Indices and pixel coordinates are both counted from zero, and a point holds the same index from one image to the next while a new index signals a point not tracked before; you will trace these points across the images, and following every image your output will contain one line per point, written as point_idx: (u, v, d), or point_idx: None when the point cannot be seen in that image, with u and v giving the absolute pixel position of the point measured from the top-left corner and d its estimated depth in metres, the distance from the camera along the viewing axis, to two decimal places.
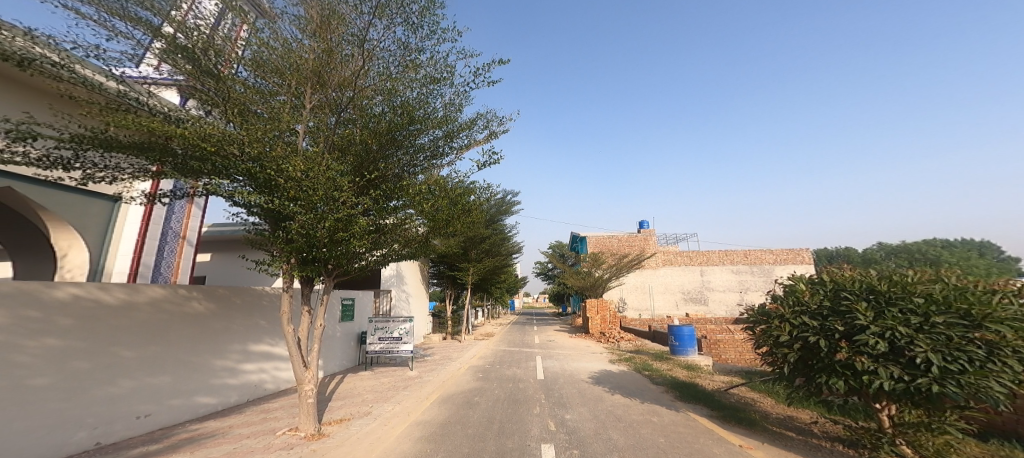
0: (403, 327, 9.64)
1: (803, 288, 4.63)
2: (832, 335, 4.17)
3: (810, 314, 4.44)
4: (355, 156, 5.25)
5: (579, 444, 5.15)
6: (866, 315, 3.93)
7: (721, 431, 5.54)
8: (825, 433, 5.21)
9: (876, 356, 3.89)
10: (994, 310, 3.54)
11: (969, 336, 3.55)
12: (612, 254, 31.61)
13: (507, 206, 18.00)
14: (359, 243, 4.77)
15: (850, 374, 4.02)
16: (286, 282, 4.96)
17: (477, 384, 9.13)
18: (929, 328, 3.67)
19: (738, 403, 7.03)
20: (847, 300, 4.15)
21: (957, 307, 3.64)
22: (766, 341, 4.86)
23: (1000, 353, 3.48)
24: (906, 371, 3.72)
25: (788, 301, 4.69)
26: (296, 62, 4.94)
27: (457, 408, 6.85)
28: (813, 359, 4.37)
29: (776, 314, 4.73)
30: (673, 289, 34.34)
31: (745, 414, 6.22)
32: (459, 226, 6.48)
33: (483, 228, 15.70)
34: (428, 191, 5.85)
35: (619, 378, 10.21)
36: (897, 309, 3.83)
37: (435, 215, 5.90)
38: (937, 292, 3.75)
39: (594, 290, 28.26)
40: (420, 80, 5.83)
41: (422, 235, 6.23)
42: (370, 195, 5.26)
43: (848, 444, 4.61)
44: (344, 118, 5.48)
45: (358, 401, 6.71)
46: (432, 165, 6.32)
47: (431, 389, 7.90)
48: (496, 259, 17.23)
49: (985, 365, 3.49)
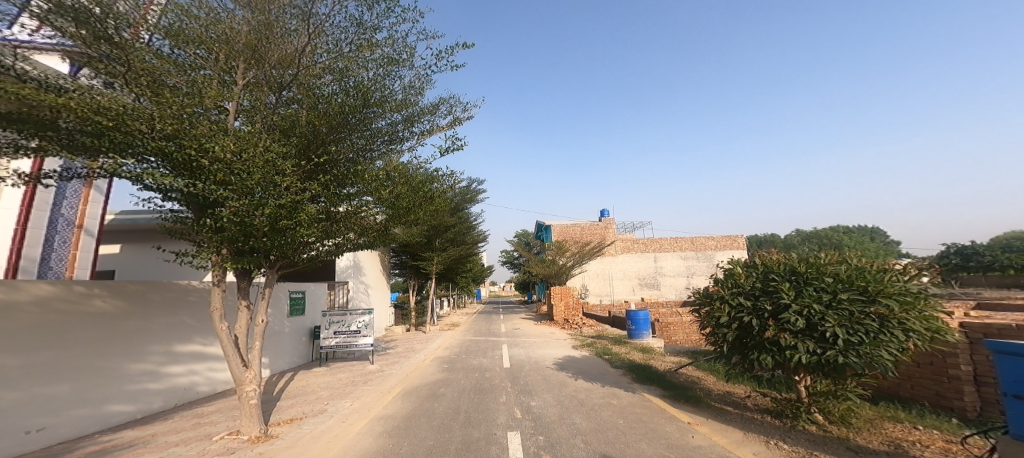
0: (363, 319, 9.40)
1: (740, 272, 4.90)
2: (761, 314, 4.45)
3: (745, 295, 4.72)
4: (301, 138, 4.94)
5: (544, 430, 5.23)
6: (789, 294, 4.23)
7: (671, 410, 5.83)
8: (757, 406, 5.60)
9: (796, 332, 4.20)
10: (885, 286, 3.92)
11: (867, 310, 3.90)
12: (575, 243, 32.27)
13: (472, 194, 17.81)
14: (306, 231, 4.55)
15: (776, 350, 4.30)
16: (217, 277, 4.61)
17: (441, 375, 9.07)
18: (837, 304, 4.01)
19: (687, 382, 7.41)
20: (775, 281, 4.46)
21: (858, 284, 4.02)
22: (710, 322, 5.08)
23: (890, 325, 3.83)
24: (819, 345, 4.04)
25: (727, 283, 4.94)
26: (227, 35, 4.58)
27: (421, 400, 6.77)
28: (747, 338, 4.65)
29: (717, 295, 4.99)
30: (633, 275, 35.64)
31: (692, 392, 6.56)
32: (422, 214, 6.44)
33: (447, 216, 15.47)
34: (387, 178, 5.75)
35: (578, 364, 10.50)
36: (812, 287, 4.17)
37: (395, 202, 5.79)
38: (843, 272, 4.12)
39: (558, 278, 28.78)
40: (377, 60, 5.60)
41: (381, 223, 6.05)
42: (319, 180, 4.95)
43: (776, 415, 4.97)
44: (286, 98, 5.18)
45: (312, 398, 6.47)
46: (390, 150, 6.18)
47: (393, 383, 7.74)
48: (460, 248, 17.04)
49: (878, 337, 3.83)
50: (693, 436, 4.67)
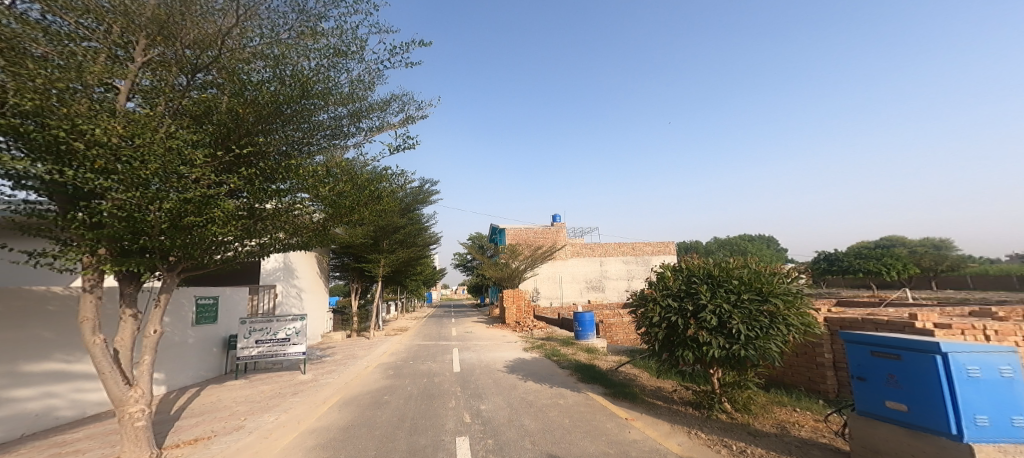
0: (295, 325, 8.81)
1: (669, 275, 5.15)
2: (685, 313, 4.78)
3: (673, 296, 4.96)
4: (218, 125, 4.42)
5: (493, 433, 5.14)
6: (706, 295, 4.62)
7: (611, 406, 6.03)
8: (682, 399, 6.08)
9: (711, 329, 4.59)
10: (774, 287, 4.48)
11: (761, 308, 4.43)
12: (528, 246, 32.59)
13: (425, 195, 17.42)
14: (221, 229, 4.14)
15: (695, 346, 4.66)
16: (87, 281, 4.04)
17: (386, 382, 8.70)
18: (740, 303, 4.49)
19: (626, 379, 7.72)
20: (695, 283, 4.80)
21: (756, 285, 4.53)
22: (643, 322, 5.28)
23: (778, 320, 4.39)
24: (728, 340, 4.47)
25: (658, 286, 5.15)
26: (127, 7, 4.10)
27: (361, 410, 6.42)
28: (673, 336, 4.94)
29: (649, 297, 5.18)
30: (582, 279, 36.71)
31: (630, 388, 6.87)
32: (361, 214, 6.23)
33: (396, 217, 14.96)
34: (328, 174, 5.40)
35: (525, 365, 10.61)
36: (724, 289, 4.60)
37: (336, 201, 5.51)
38: (746, 275, 4.61)
39: (510, 281, 28.94)
40: (321, 50, 5.28)
41: (319, 222, 5.71)
42: (241, 174, 4.51)
43: (698, 406, 5.51)
44: (202, 80, 4.76)
45: (226, 414, 5.90)
46: (332, 145, 5.95)
47: (331, 392, 7.30)
48: (410, 250, 16.48)
49: (769, 331, 4.37)
50: (629, 431, 4.95)
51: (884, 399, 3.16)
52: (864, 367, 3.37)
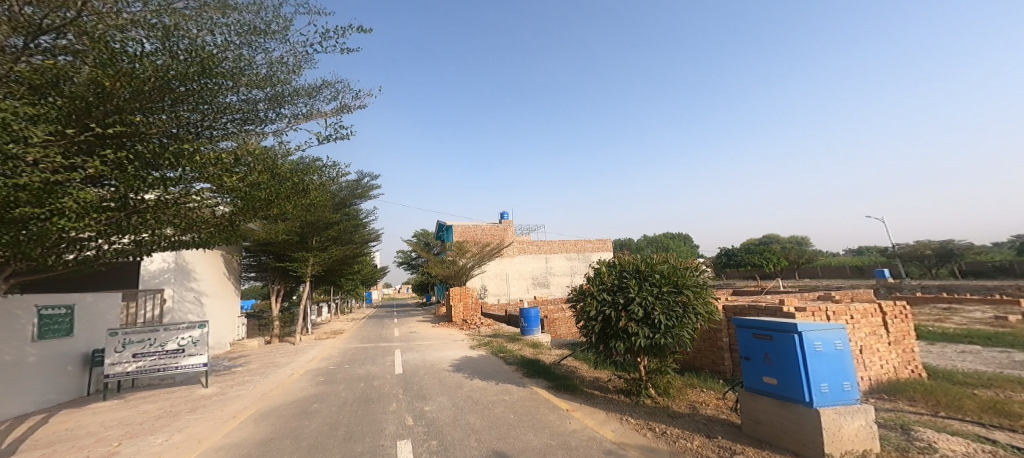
0: (192, 334, 7.91)
1: (604, 270, 5.40)
2: (617, 306, 5.07)
3: (607, 290, 5.22)
4: (72, 99, 3.66)
5: (437, 434, 4.92)
6: (635, 289, 4.96)
7: (554, 399, 6.13)
8: (615, 388, 6.45)
9: (638, 320, 4.95)
10: (688, 280, 4.97)
11: (676, 299, 4.89)
12: (474, 243, 32.30)
13: (364, 190, 16.55)
14: (72, 223, 3.54)
15: (624, 336, 5.00)
16: None
17: (320, 389, 8.07)
18: (662, 296, 4.90)
19: (568, 372, 7.88)
20: (626, 278, 5.13)
21: (675, 279, 4.98)
22: (580, 316, 5.49)
23: (692, 311, 4.88)
24: (652, 330, 4.87)
25: (594, 281, 5.38)
26: None
27: (288, 421, 5.87)
28: (607, 328, 5.22)
29: (585, 291, 5.40)
30: (528, 276, 37.24)
31: (570, 380, 7.04)
32: (279, 208, 6.10)
33: (328, 212, 14.07)
34: (237, 162, 4.91)
35: (469, 363, 10.46)
36: (649, 283, 4.99)
37: (249, 194, 5.22)
38: (667, 270, 5.03)
39: (456, 279, 28.54)
40: (232, 26, 5.03)
41: (224, 216, 5.40)
42: (114, 159, 3.82)
43: (627, 393, 5.99)
44: (59, 45, 4.03)
45: (91, 441, 5.03)
46: (244, 130, 5.71)
47: (244, 406, 6.59)
48: (345, 248, 15.43)
49: (684, 320, 4.87)
50: (569, 422, 5.13)
51: (764, 372, 4.16)
52: (753, 348, 4.40)
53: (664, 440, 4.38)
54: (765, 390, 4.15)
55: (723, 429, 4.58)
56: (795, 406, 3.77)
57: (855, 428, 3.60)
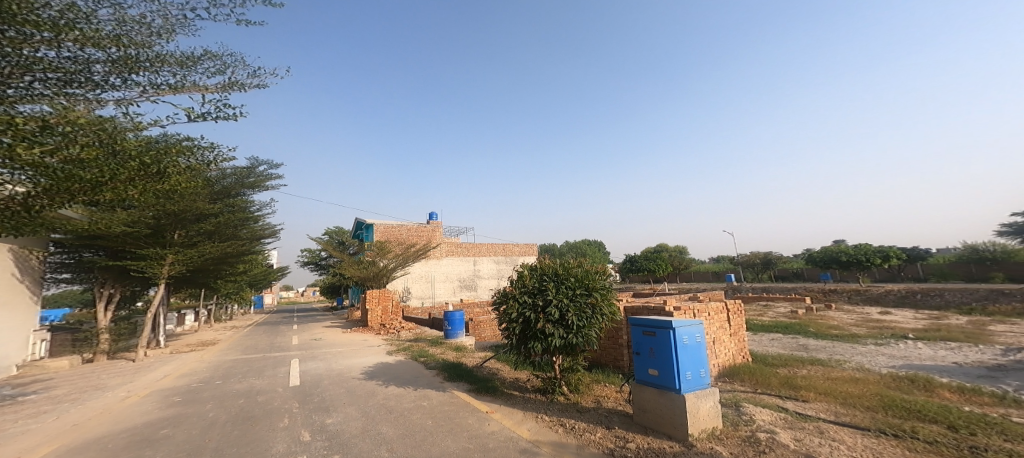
0: None
1: (526, 274, 5.76)
2: (536, 308, 5.46)
3: (528, 293, 5.59)
4: None
5: (341, 448, 4.48)
6: (553, 292, 5.40)
7: (474, 402, 6.06)
8: (532, 388, 6.62)
9: (554, 322, 5.39)
10: (597, 284, 5.55)
11: (586, 301, 5.42)
12: (398, 244, 30.57)
13: (255, 179, 14.94)
14: None
15: (542, 337, 5.41)
16: None
17: (201, 410, 6.87)
18: (576, 298, 5.41)
19: (489, 374, 7.75)
20: (546, 281, 5.54)
21: (587, 283, 5.51)
22: (502, 318, 5.78)
23: (600, 312, 5.46)
24: (566, 330, 5.35)
25: (517, 284, 5.72)
26: None
27: (151, 449, 4.88)
28: (527, 329, 5.58)
29: (508, 294, 5.70)
30: (453, 278, 36.36)
31: (491, 383, 6.95)
32: (115, 192, 4.98)
33: (199, 201, 12.01)
34: (41, 128, 4.02)
35: (385, 369, 9.74)
36: (565, 286, 5.46)
37: (59, 174, 4.26)
38: (581, 274, 5.57)
39: (374, 281, 26.71)
40: None
41: (19, 201, 4.40)
42: None
43: (544, 392, 6.24)
44: None
45: None
46: (66, 94, 4.56)
47: (80, 440, 5.30)
48: (222, 245, 13.28)
49: (593, 321, 5.43)
50: (489, 424, 5.13)
51: (649, 365, 4.87)
52: (639, 344, 5.08)
53: (573, 435, 4.67)
54: (649, 380, 4.86)
55: (620, 419, 5.17)
56: (670, 393, 4.56)
57: (708, 408, 4.58)
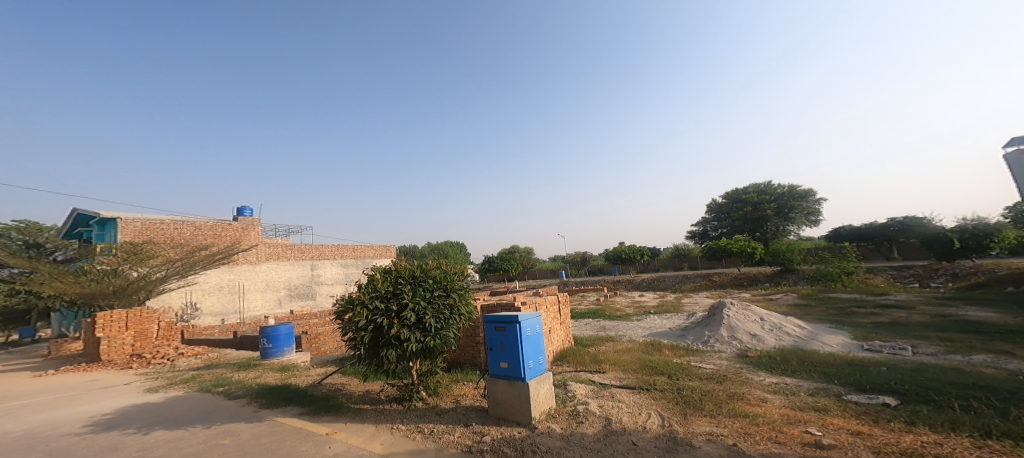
0: None
1: (379, 277, 5.25)
2: (390, 314, 5.03)
3: (380, 297, 5.10)
4: None
5: None
6: (409, 295, 5.07)
7: (310, 426, 5.21)
8: (385, 398, 6.07)
9: (410, 326, 5.07)
10: (456, 284, 5.46)
11: (444, 302, 5.26)
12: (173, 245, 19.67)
13: None
14: None
15: (397, 343, 5.01)
16: None
17: None
18: (433, 300, 5.20)
19: (331, 392, 6.73)
20: (401, 284, 5.17)
21: (445, 284, 5.37)
22: (348, 327, 5.13)
23: (459, 312, 5.37)
24: (423, 333, 5.08)
25: (367, 289, 5.15)
26: None
27: None
28: (378, 337, 5.10)
29: (356, 301, 5.08)
30: (279, 283, 27.62)
31: (335, 400, 6.05)
32: None
33: None
34: None
35: (178, 400, 7.38)
36: (422, 288, 5.21)
37: None
38: (440, 275, 5.39)
39: (124, 297, 16.64)
40: None
41: None
42: None
43: (398, 400, 5.78)
44: None
45: None
46: None
47: None
48: None
49: (451, 321, 5.28)
50: (329, 447, 4.51)
51: (498, 358, 5.26)
52: (492, 340, 5.35)
53: (431, 439, 4.53)
54: (498, 373, 5.23)
55: (477, 415, 5.31)
56: (515, 382, 5.00)
57: (545, 390, 5.24)
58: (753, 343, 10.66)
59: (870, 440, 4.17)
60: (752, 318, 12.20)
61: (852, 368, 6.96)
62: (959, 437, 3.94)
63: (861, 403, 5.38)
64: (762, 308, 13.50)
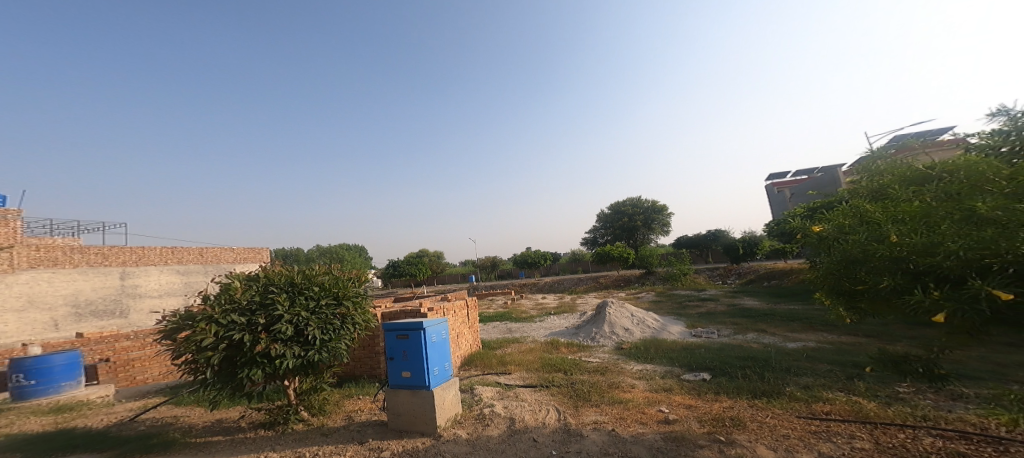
0: None
1: (237, 286, 4.24)
2: (255, 329, 4.11)
3: (239, 311, 4.12)
4: None
5: None
6: (284, 305, 4.23)
7: None
8: (246, 425, 4.85)
9: (286, 340, 4.24)
10: (348, 290, 4.79)
11: (333, 311, 4.58)
12: None
13: None
14: None
15: (267, 361, 4.13)
16: None
17: None
18: (318, 309, 4.46)
19: (152, 428, 4.92)
20: (273, 293, 4.29)
21: (334, 291, 4.67)
22: (186, 349, 3.97)
23: (351, 321, 4.71)
24: (303, 347, 4.30)
25: (219, 300, 4.10)
26: None
27: None
28: (238, 356, 4.12)
29: (201, 316, 3.98)
30: (67, 295, 13.92)
31: (158, 439, 4.41)
32: None
33: None
34: None
35: None
36: (304, 296, 4.42)
37: None
38: (326, 281, 4.66)
39: None
40: None
41: None
42: None
43: (266, 426, 4.66)
44: None
45: None
46: None
47: None
48: None
49: (341, 332, 4.59)
50: None
51: (399, 368, 4.50)
52: (391, 349, 4.56)
53: None
54: (398, 384, 4.48)
55: (375, 430, 4.50)
56: (418, 392, 4.34)
57: (451, 398, 4.69)
58: (624, 336, 12.20)
59: (695, 411, 4.91)
60: (626, 314, 13.82)
61: (687, 351, 8.51)
62: (739, 400, 4.99)
63: (688, 380, 6.54)
64: (635, 307, 15.49)
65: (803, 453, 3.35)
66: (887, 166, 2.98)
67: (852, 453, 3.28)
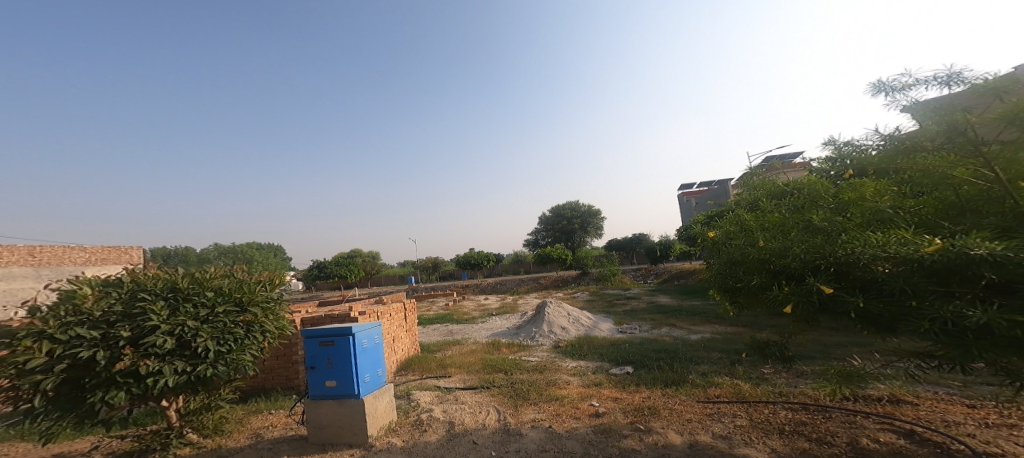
0: None
1: (88, 293, 3.43)
2: (115, 344, 3.35)
3: (90, 323, 3.33)
4: None
5: None
6: (160, 314, 3.47)
7: None
8: (108, 455, 4.08)
9: (163, 355, 3.50)
10: (257, 295, 4.12)
11: (235, 319, 3.91)
12: None
13: None
14: None
15: (132, 381, 3.38)
16: None
17: None
18: (212, 318, 3.75)
19: None
20: (147, 300, 3.52)
21: (236, 296, 3.98)
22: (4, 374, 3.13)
23: (256, 330, 4.04)
24: (189, 362, 3.58)
25: (60, 311, 3.29)
26: None
27: None
28: (88, 377, 3.32)
29: (26, 332, 3.14)
30: None
31: None
32: None
33: None
34: None
35: None
36: (190, 304, 3.67)
37: None
38: (225, 286, 3.94)
39: None
40: None
41: None
42: None
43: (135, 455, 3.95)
44: None
45: None
46: None
47: None
48: None
49: (244, 342, 3.91)
50: None
51: (322, 377, 4.20)
52: (314, 357, 4.22)
53: None
54: (321, 394, 4.20)
55: (291, 445, 4.26)
56: (346, 402, 4.14)
57: (383, 405, 4.56)
58: (562, 334, 12.62)
59: (621, 403, 5.25)
60: (565, 314, 14.28)
61: (614, 347, 9.08)
62: (654, 390, 5.45)
63: (615, 374, 6.98)
64: (572, 306, 16.10)
65: (701, 434, 3.76)
66: (759, 182, 3.53)
67: (736, 431, 3.73)
